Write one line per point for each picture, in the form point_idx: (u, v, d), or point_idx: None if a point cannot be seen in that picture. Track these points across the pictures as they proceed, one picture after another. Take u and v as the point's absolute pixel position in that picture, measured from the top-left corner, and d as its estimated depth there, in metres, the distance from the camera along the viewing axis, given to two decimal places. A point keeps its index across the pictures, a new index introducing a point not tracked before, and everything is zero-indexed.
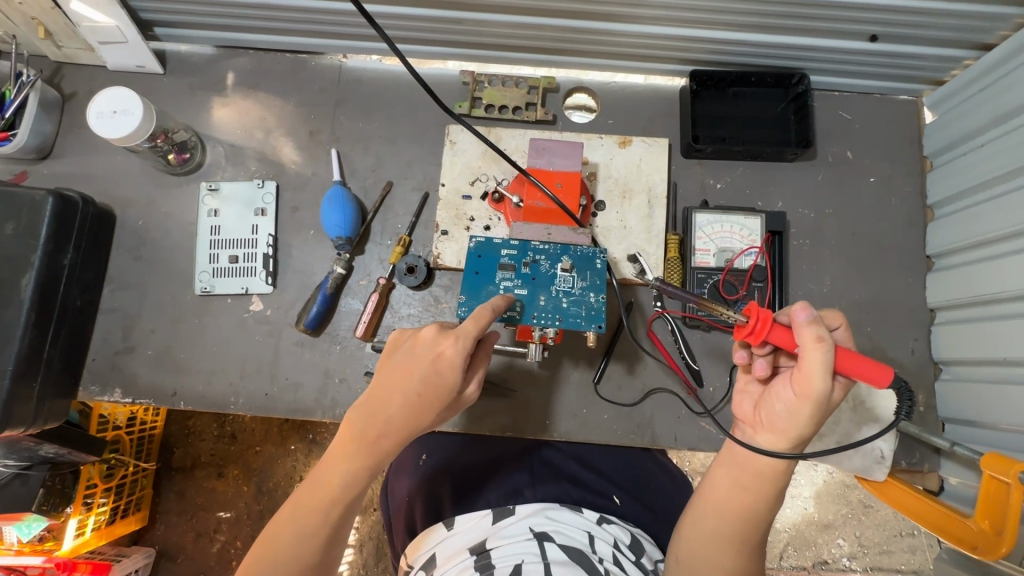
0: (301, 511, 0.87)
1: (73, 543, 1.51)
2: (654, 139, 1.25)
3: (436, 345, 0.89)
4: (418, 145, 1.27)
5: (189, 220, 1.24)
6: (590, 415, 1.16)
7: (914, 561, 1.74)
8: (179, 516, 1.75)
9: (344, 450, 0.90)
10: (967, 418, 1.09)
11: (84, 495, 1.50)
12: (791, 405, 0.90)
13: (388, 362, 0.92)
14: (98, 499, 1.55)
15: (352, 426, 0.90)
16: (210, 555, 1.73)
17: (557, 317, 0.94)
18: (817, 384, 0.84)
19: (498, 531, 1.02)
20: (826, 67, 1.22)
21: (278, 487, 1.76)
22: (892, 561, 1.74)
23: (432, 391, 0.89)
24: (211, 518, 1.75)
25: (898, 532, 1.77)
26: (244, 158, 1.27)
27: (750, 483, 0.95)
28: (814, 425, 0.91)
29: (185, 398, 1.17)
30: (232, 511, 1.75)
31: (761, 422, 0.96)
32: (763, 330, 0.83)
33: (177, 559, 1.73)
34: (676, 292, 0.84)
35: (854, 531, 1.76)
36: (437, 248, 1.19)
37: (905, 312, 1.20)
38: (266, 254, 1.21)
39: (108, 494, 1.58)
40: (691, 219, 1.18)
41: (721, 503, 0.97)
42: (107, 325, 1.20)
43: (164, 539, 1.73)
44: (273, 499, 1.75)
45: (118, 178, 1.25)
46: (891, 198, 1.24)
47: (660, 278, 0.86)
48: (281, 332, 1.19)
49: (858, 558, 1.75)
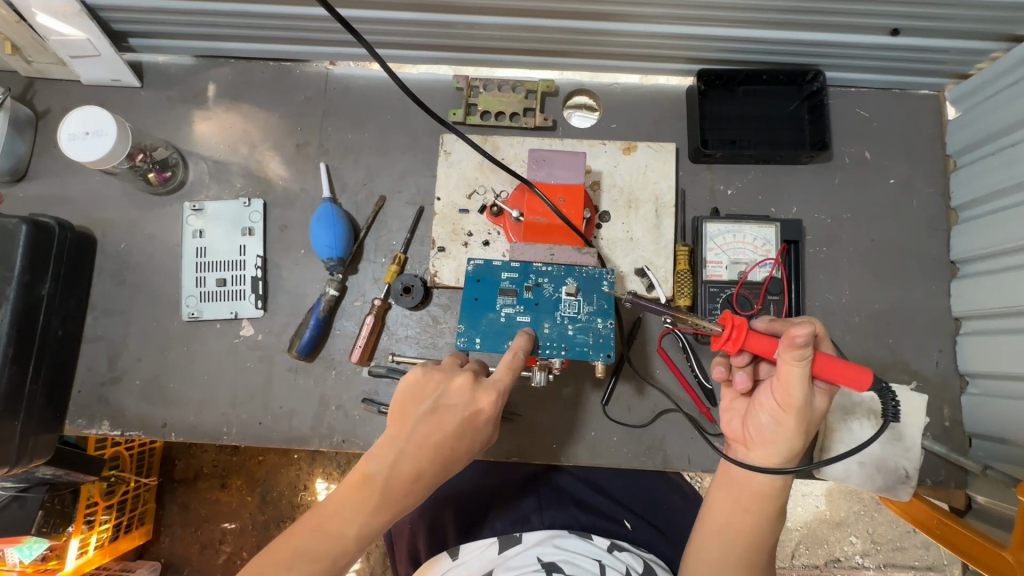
0: (304, 561, 0.80)
1: (75, 562, 1.47)
2: (660, 143, 1.18)
3: (474, 399, 0.88)
4: (411, 157, 1.21)
5: (173, 242, 1.19)
6: (599, 438, 1.11)
7: (929, 558, 1.70)
8: (183, 528, 1.71)
9: (362, 499, 0.85)
10: (996, 434, 1.03)
11: (85, 513, 1.46)
12: (776, 413, 0.86)
13: (416, 410, 0.88)
14: (99, 516, 1.51)
15: (373, 475, 0.86)
16: (216, 566, 1.70)
17: (563, 346, 0.88)
18: (797, 391, 0.82)
19: (505, 562, 0.97)
20: (843, 63, 1.14)
21: (281, 497, 1.72)
22: (905, 558, 1.70)
23: (466, 446, 0.89)
24: (216, 529, 1.71)
25: (911, 528, 1.72)
26: (228, 175, 1.20)
27: (752, 505, 0.90)
28: (804, 435, 0.87)
29: (175, 428, 1.12)
30: (236, 522, 1.71)
31: (750, 438, 0.90)
32: (739, 337, 0.80)
33: (184, 570, 1.70)
34: (650, 304, 0.82)
35: (867, 529, 1.71)
36: (433, 266, 1.13)
37: (927, 321, 1.14)
38: (255, 277, 1.15)
39: (110, 511, 1.55)
40: (701, 230, 1.12)
41: (726, 527, 0.90)
42: (92, 355, 1.15)
43: (170, 551, 1.70)
44: (277, 508, 1.72)
45: (98, 199, 1.20)
46: (912, 201, 1.18)
47: (633, 293, 0.85)
48: (274, 358, 1.14)
49: (871, 556, 1.70)
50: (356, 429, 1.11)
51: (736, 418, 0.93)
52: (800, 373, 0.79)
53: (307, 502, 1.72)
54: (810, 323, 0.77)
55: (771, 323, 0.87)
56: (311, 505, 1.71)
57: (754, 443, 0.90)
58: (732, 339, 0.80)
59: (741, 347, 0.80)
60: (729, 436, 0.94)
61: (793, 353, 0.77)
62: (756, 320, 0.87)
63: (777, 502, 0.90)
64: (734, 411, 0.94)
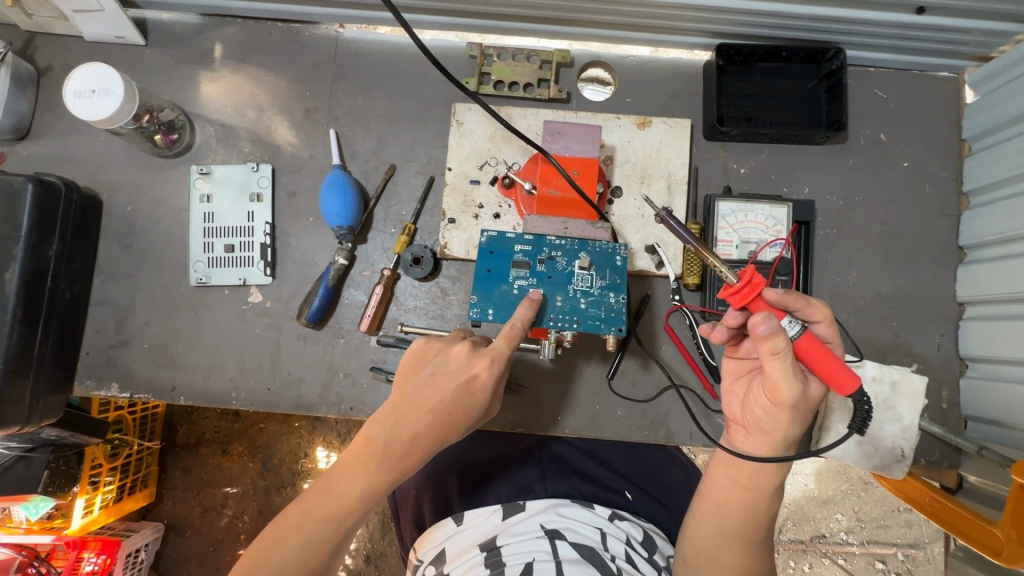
0: (310, 522, 0.83)
1: (81, 521, 1.49)
2: (675, 119, 1.17)
3: (473, 365, 0.90)
4: (422, 126, 1.19)
5: (180, 207, 1.17)
6: (603, 411, 1.13)
7: (910, 535, 1.75)
8: (186, 491, 1.74)
9: (365, 462, 0.87)
10: (990, 417, 1.06)
11: (90, 474, 1.48)
12: (770, 406, 0.87)
13: (416, 377, 0.91)
14: (104, 477, 1.53)
15: (373, 439, 0.88)
16: (219, 528, 1.73)
17: (575, 319, 0.88)
18: (787, 388, 0.83)
19: (508, 528, 1.00)
20: (866, 41, 1.12)
21: (283, 463, 1.75)
22: (888, 535, 1.76)
23: (465, 412, 0.90)
24: (218, 493, 1.74)
25: (896, 507, 1.77)
26: (236, 139, 1.18)
27: (747, 480, 0.92)
28: (798, 424, 0.88)
29: (184, 393, 1.13)
30: (238, 486, 1.74)
31: (747, 426, 0.92)
32: (748, 295, 0.81)
33: (186, 533, 1.73)
34: (676, 227, 0.86)
35: (853, 507, 1.76)
36: (443, 238, 1.13)
37: (932, 306, 1.15)
38: (264, 244, 1.14)
39: (114, 472, 1.57)
40: (713, 208, 1.12)
41: (724, 502, 0.93)
42: (99, 318, 1.15)
43: (173, 513, 1.73)
44: (278, 474, 1.74)
45: (102, 161, 1.18)
46: (924, 185, 1.17)
47: (666, 209, 0.88)
48: (283, 325, 1.14)
49: (855, 532, 1.76)
50: (364, 397, 1.13)
51: (736, 401, 0.95)
52: (781, 367, 0.80)
53: (308, 468, 1.75)
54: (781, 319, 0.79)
55: (784, 296, 0.88)
56: (312, 472, 1.74)
57: (749, 429, 0.92)
58: (742, 293, 0.81)
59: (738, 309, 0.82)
60: (729, 418, 0.96)
61: (769, 346, 0.79)
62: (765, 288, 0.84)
63: (777, 481, 0.92)
64: (737, 393, 0.96)
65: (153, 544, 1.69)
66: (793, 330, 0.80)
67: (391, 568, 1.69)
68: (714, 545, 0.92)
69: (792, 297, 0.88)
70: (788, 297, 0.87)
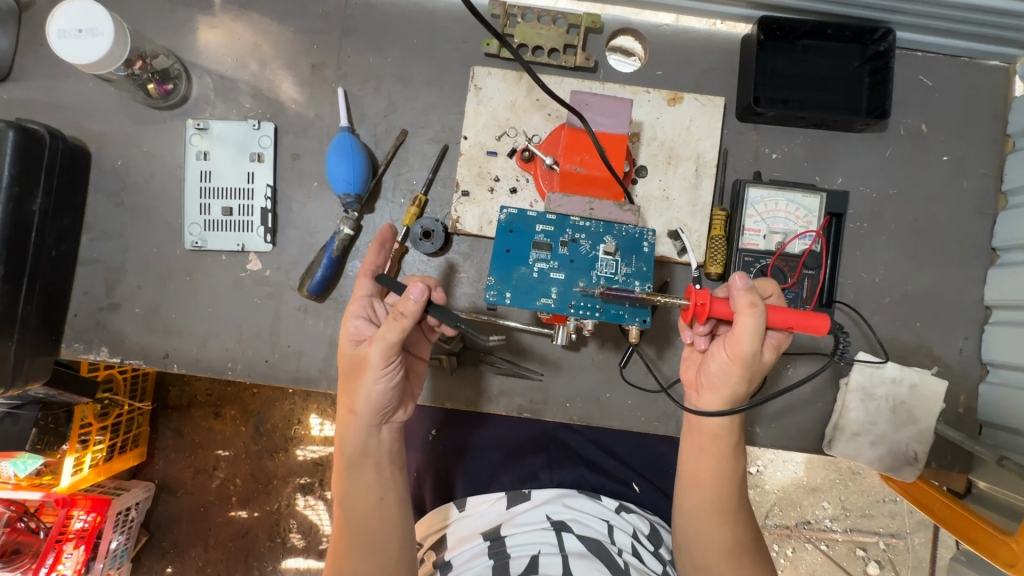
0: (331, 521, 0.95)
1: (71, 479, 1.44)
2: (708, 97, 1.09)
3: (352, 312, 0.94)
4: (438, 90, 1.11)
5: (176, 164, 1.10)
6: (613, 400, 1.09)
7: (893, 526, 1.77)
8: (177, 452, 1.72)
9: None
10: (1008, 424, 1.03)
11: (79, 433, 1.43)
12: (725, 361, 0.86)
13: None
14: (94, 436, 1.49)
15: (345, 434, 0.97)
16: (210, 490, 1.71)
17: (597, 307, 0.82)
18: (745, 343, 0.82)
19: (514, 518, 1.01)
20: (919, 21, 1.05)
21: (276, 429, 1.72)
22: (871, 524, 1.77)
23: (349, 359, 0.91)
24: (209, 455, 1.72)
25: (881, 498, 1.78)
26: (236, 93, 1.10)
27: (713, 450, 0.91)
28: (751, 381, 0.87)
29: (178, 361, 1.08)
30: (230, 449, 1.72)
31: (702, 384, 0.91)
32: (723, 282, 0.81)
33: (177, 493, 1.71)
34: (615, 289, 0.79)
35: (839, 495, 1.77)
36: (456, 211, 1.06)
37: (958, 307, 1.11)
38: (264, 208, 1.07)
39: (104, 432, 1.53)
40: (742, 194, 1.06)
41: (696, 473, 0.92)
42: (88, 278, 1.09)
43: (163, 473, 1.71)
44: (271, 439, 1.72)
45: (91, 109, 1.09)
46: (962, 181, 1.12)
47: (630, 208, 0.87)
48: (283, 295, 1.09)
49: (839, 520, 1.77)
50: None
51: (693, 364, 0.94)
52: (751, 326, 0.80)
53: (301, 435, 1.72)
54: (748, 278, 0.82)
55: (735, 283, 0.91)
56: (304, 439, 1.72)
57: (704, 388, 0.92)
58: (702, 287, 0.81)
59: (706, 315, 0.80)
60: (685, 383, 0.96)
61: (742, 303, 0.79)
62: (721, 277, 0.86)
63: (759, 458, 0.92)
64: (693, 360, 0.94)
65: (143, 503, 1.68)
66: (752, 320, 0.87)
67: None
68: (702, 521, 0.91)
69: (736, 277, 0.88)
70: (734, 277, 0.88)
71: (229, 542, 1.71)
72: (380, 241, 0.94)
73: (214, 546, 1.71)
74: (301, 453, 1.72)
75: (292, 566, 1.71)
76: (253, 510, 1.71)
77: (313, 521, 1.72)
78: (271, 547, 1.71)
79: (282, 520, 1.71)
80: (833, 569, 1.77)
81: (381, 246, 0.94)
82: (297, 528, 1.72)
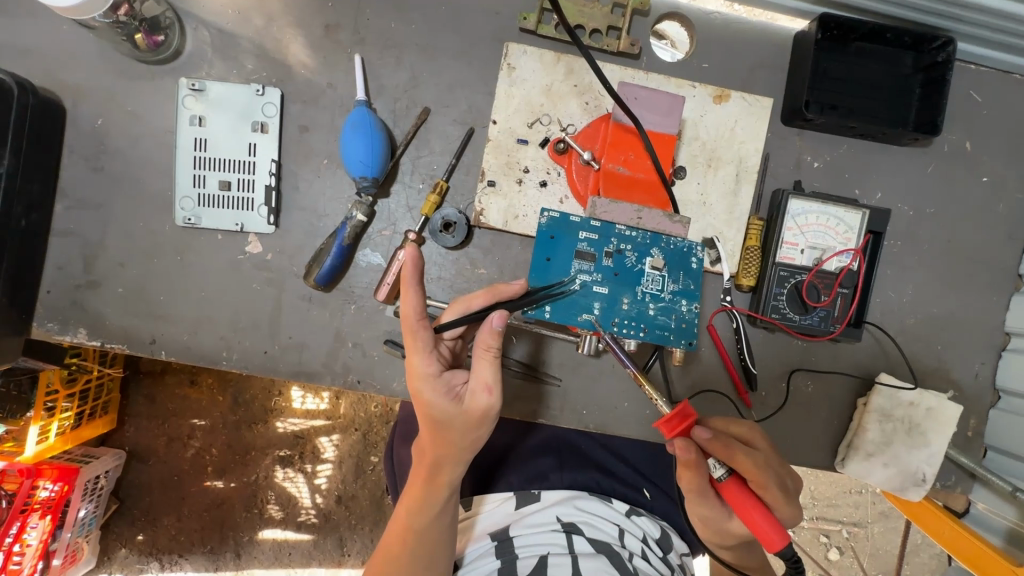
0: (394, 554, 0.85)
1: (36, 449, 1.31)
2: (756, 96, 1.03)
3: (420, 368, 0.80)
4: (465, 65, 1.00)
5: (165, 128, 0.97)
6: (631, 409, 1.05)
7: (855, 515, 1.72)
8: (150, 420, 1.61)
9: (406, 496, 0.88)
10: (1016, 452, 1.03)
11: (45, 401, 1.29)
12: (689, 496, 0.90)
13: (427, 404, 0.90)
14: (61, 403, 1.35)
15: (416, 469, 0.87)
16: (184, 460, 1.62)
17: (642, 326, 0.85)
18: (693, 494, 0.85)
19: (522, 518, 0.98)
20: (980, 33, 0.99)
21: (255, 400, 1.63)
22: (836, 513, 1.72)
23: (445, 410, 0.80)
24: (184, 424, 1.61)
25: (849, 489, 1.73)
26: (237, 51, 0.97)
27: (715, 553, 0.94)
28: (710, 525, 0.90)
29: (165, 347, 0.98)
30: (206, 419, 1.62)
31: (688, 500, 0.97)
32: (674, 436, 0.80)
33: (149, 461, 1.61)
34: (619, 356, 0.79)
35: (809, 486, 1.72)
36: (480, 202, 0.98)
37: (979, 332, 1.09)
38: (268, 185, 0.97)
39: (72, 398, 1.39)
40: (784, 204, 1.01)
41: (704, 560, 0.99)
42: (62, 251, 0.97)
43: (135, 441, 1.60)
44: (250, 411, 1.63)
45: (68, 58, 0.95)
46: (998, 203, 1.09)
47: (682, 218, 0.88)
48: (285, 282, 0.99)
49: (807, 509, 1.72)
50: (373, 370, 1.01)
51: None
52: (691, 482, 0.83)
53: (281, 407, 1.64)
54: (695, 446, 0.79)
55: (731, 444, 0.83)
56: (285, 411, 1.64)
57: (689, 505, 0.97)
58: (672, 424, 0.79)
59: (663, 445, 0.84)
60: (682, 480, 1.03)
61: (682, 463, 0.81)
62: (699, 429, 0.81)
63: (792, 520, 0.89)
64: None
65: (113, 471, 1.56)
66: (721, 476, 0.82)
67: (362, 510, 1.65)
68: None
69: (725, 437, 0.83)
70: (721, 436, 0.83)
71: (204, 512, 1.62)
72: (417, 284, 0.77)
73: (187, 515, 1.62)
74: (281, 425, 1.64)
75: (269, 537, 1.64)
76: (230, 481, 1.63)
77: (293, 494, 1.64)
78: (248, 517, 1.63)
79: (260, 491, 1.63)
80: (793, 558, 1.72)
81: (416, 287, 0.78)
82: (276, 500, 1.63)
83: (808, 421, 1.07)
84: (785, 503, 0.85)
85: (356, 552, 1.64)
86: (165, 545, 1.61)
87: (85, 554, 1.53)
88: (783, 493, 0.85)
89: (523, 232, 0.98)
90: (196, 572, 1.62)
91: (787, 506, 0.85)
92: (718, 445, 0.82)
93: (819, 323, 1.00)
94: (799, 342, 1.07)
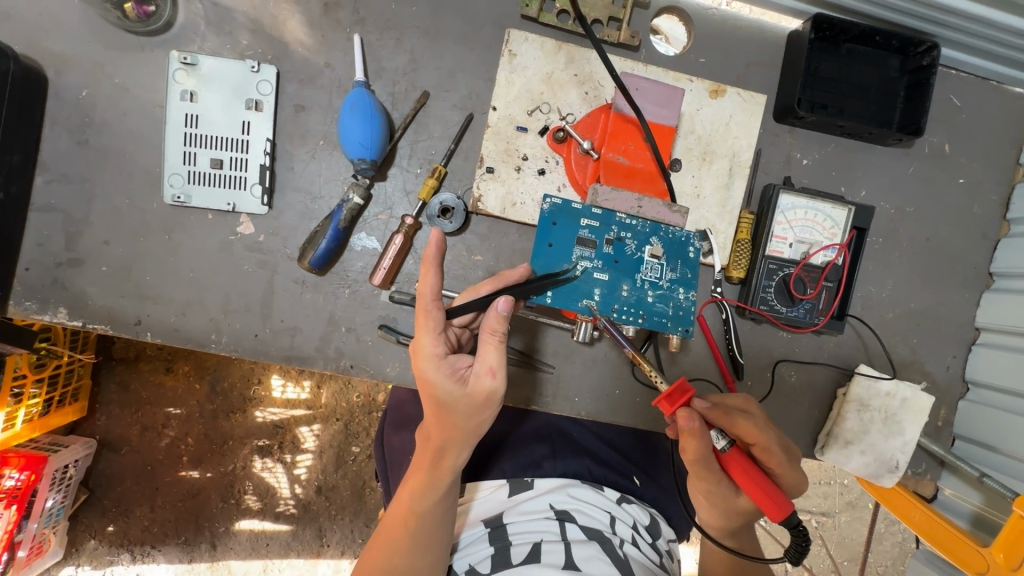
0: (397, 539, 0.85)
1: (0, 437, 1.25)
2: (751, 92, 1.05)
3: (427, 348, 0.81)
4: (467, 51, 1.00)
5: (155, 102, 0.94)
6: (622, 396, 1.06)
7: (824, 505, 1.79)
8: (122, 408, 1.56)
9: (409, 481, 0.88)
10: (985, 441, 1.08)
11: (12, 386, 1.23)
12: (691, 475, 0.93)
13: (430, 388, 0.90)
14: (29, 389, 1.29)
15: (421, 454, 0.87)
16: (158, 449, 1.57)
17: (641, 313, 0.88)
18: (698, 469, 0.88)
19: (516, 506, 0.98)
20: (964, 39, 1.03)
21: (234, 388, 1.60)
22: (806, 503, 1.78)
23: (450, 393, 0.81)
24: (159, 412, 1.57)
25: (818, 480, 1.80)
26: (232, 27, 0.95)
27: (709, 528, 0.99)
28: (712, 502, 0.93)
29: (151, 329, 0.95)
30: (182, 408, 1.58)
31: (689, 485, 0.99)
32: (676, 406, 0.83)
33: (121, 451, 1.56)
34: (615, 335, 0.83)
35: None
36: (478, 188, 0.98)
37: (951, 327, 1.14)
38: (262, 164, 0.95)
39: (40, 384, 1.33)
40: (775, 199, 1.04)
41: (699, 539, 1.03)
42: (43, 226, 0.93)
43: (106, 430, 1.55)
44: (229, 400, 1.60)
45: (52, 26, 0.92)
46: (973, 205, 1.14)
47: (681, 208, 0.91)
48: (278, 265, 0.97)
49: None
50: (367, 356, 0.99)
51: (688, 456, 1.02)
52: (698, 457, 0.85)
53: (261, 396, 1.61)
54: (697, 415, 0.83)
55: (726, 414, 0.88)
56: (264, 400, 1.61)
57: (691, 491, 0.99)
58: (672, 399, 0.84)
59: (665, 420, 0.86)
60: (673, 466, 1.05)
61: (688, 437, 0.84)
62: (695, 398, 0.86)
63: (792, 488, 0.94)
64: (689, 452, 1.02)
65: (83, 460, 1.51)
66: (722, 445, 0.86)
67: (342, 500, 1.64)
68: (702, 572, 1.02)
69: (725, 406, 0.90)
70: (720, 406, 0.90)
71: (179, 502, 1.59)
72: (438, 265, 0.78)
73: (161, 506, 1.58)
74: (260, 415, 1.61)
75: (246, 528, 1.61)
76: (206, 471, 1.59)
77: (272, 484, 1.61)
78: (224, 508, 1.60)
79: (237, 482, 1.60)
80: (774, 542, 1.75)
81: (436, 268, 0.79)
82: (254, 490, 1.61)
83: (792, 411, 1.11)
84: (786, 466, 0.91)
85: (335, 543, 1.63)
86: (137, 536, 1.57)
87: (52, 547, 1.48)
88: (784, 456, 0.91)
89: (521, 219, 0.99)
90: (169, 565, 1.58)
91: (790, 470, 0.91)
92: (718, 414, 0.88)
93: (804, 315, 1.04)
94: (785, 333, 1.10)
